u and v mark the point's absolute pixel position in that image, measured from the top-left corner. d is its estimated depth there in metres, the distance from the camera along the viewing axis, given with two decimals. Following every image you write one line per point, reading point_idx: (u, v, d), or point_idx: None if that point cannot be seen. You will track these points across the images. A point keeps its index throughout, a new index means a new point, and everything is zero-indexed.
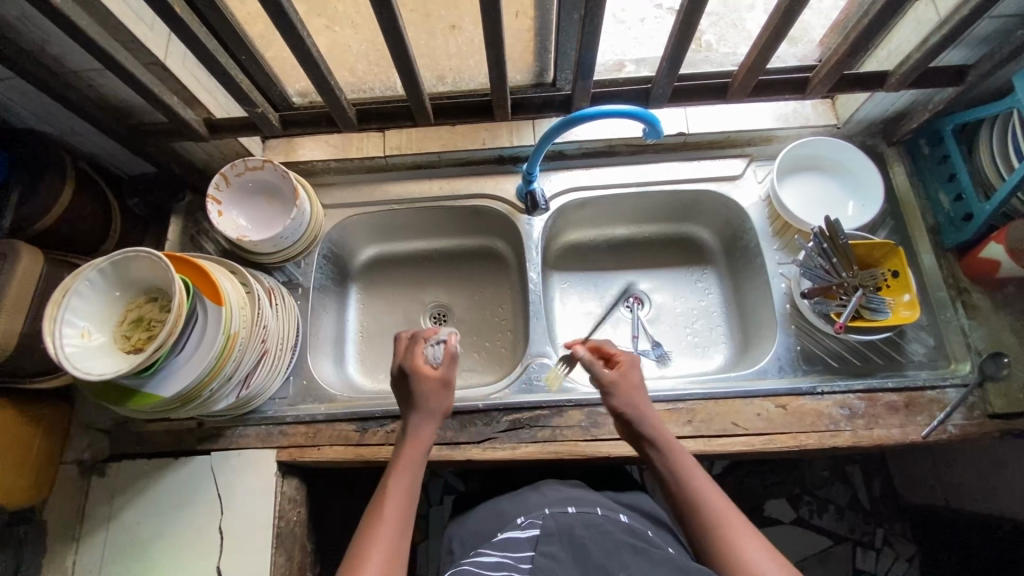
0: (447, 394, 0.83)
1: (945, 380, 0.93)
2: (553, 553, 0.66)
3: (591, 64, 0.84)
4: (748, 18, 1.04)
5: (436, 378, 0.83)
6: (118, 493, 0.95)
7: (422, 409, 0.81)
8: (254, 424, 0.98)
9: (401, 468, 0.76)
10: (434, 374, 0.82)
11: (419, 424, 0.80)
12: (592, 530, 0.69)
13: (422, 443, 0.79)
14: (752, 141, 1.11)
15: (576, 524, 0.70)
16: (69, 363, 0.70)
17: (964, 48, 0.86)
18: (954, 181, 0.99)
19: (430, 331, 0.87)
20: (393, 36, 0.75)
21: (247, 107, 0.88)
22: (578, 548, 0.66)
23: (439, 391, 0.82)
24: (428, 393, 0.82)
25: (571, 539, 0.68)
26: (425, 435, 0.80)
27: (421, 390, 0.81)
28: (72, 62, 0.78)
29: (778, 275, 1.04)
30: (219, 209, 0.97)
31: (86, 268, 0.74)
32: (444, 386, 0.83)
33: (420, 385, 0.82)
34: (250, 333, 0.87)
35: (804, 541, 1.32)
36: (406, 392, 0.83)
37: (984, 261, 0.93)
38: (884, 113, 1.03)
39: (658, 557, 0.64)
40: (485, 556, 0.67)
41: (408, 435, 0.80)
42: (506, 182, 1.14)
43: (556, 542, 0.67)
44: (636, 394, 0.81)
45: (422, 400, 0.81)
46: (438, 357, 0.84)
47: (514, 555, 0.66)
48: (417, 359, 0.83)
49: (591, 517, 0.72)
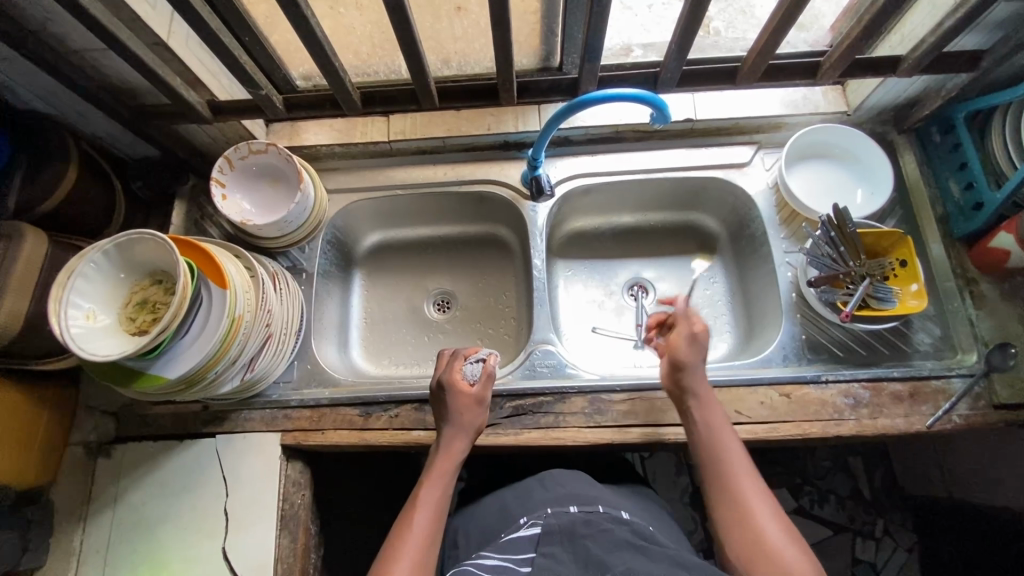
0: (480, 411, 0.88)
1: (951, 371, 0.93)
2: (553, 552, 0.66)
3: (599, 46, 0.82)
4: (755, 7, 1.05)
5: (470, 395, 0.88)
6: (124, 474, 0.96)
7: (456, 423, 0.87)
8: (258, 407, 0.98)
9: (433, 478, 0.82)
10: (469, 391, 0.89)
11: (451, 439, 0.86)
12: (592, 529, 0.69)
13: (454, 457, 0.84)
14: (761, 128, 1.10)
15: (578, 525, 0.70)
16: (75, 346, 0.70)
17: (979, 33, 0.84)
18: (965, 170, 0.98)
19: (472, 350, 0.94)
20: (398, 17, 0.74)
21: (251, 88, 0.87)
22: (578, 547, 0.66)
23: (473, 408, 0.88)
24: (464, 409, 0.87)
25: (570, 537, 0.68)
26: (455, 449, 0.85)
27: (456, 403, 0.87)
28: (75, 43, 0.77)
29: (785, 264, 1.03)
30: (223, 192, 0.96)
31: (90, 250, 0.74)
32: (478, 403, 0.88)
33: (456, 401, 0.87)
34: (255, 317, 0.87)
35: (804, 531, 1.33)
36: (441, 402, 0.89)
37: (993, 251, 0.92)
38: (896, 100, 1.01)
39: (657, 554, 0.65)
40: (485, 561, 0.68)
41: (442, 448, 0.85)
42: (511, 168, 1.13)
43: (556, 542, 0.68)
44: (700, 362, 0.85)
45: (459, 416, 0.87)
46: (475, 375, 0.91)
47: (514, 557, 0.67)
48: (455, 373, 0.90)
49: (592, 518, 0.72)
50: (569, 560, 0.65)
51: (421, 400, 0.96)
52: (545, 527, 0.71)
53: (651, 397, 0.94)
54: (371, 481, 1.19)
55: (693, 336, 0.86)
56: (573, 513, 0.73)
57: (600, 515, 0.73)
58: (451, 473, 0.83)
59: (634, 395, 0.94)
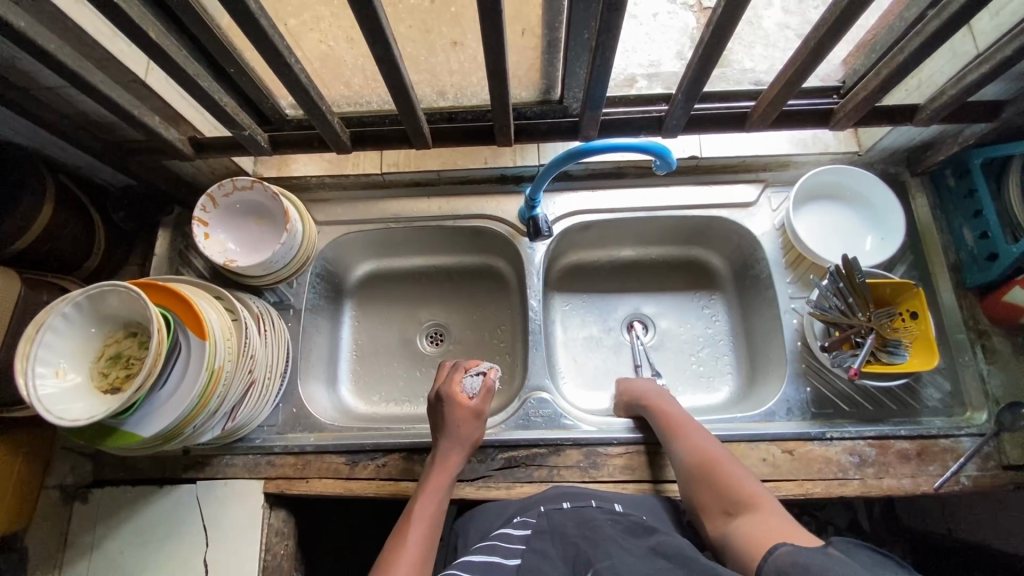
0: (478, 425, 0.87)
1: (961, 430, 0.90)
2: (541, 548, 0.66)
3: (601, 95, 0.78)
4: (765, 16, 0.95)
5: (469, 408, 0.87)
6: (101, 520, 0.93)
7: (452, 435, 0.85)
8: (241, 452, 0.95)
9: (431, 489, 0.80)
10: (468, 404, 0.87)
11: (449, 451, 0.85)
12: (582, 528, 0.68)
13: (450, 470, 0.83)
14: (768, 165, 1.06)
15: (568, 523, 0.69)
16: (41, 408, 0.67)
17: (1001, 82, 0.81)
18: (979, 219, 0.93)
19: (472, 363, 0.92)
20: (388, 65, 0.70)
21: (234, 129, 0.82)
22: (567, 543, 0.66)
23: (470, 422, 0.86)
24: (462, 423, 0.86)
25: (560, 536, 0.67)
26: (452, 462, 0.84)
27: (453, 416, 0.86)
28: (46, 80, 0.73)
29: (790, 311, 1.00)
30: (206, 230, 0.93)
31: (60, 303, 0.70)
32: (476, 417, 0.87)
33: (453, 413, 0.86)
34: (237, 365, 0.83)
35: None
36: (438, 415, 0.87)
37: (1008, 306, 0.89)
38: (910, 142, 0.97)
39: (641, 543, 0.63)
40: (472, 557, 0.66)
41: (438, 459, 0.84)
42: (508, 203, 1.09)
43: (546, 538, 0.67)
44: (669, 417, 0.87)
45: (456, 429, 0.85)
46: (475, 389, 0.89)
47: (503, 550, 0.66)
48: (454, 386, 0.88)
49: (583, 515, 0.70)
50: (556, 556, 0.64)
51: (408, 450, 0.93)
52: (536, 527, 0.70)
53: (650, 450, 0.91)
54: (356, 516, 1.15)
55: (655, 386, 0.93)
56: (566, 511, 0.73)
57: (590, 511, 0.72)
58: (446, 486, 0.82)
59: (631, 449, 0.91)
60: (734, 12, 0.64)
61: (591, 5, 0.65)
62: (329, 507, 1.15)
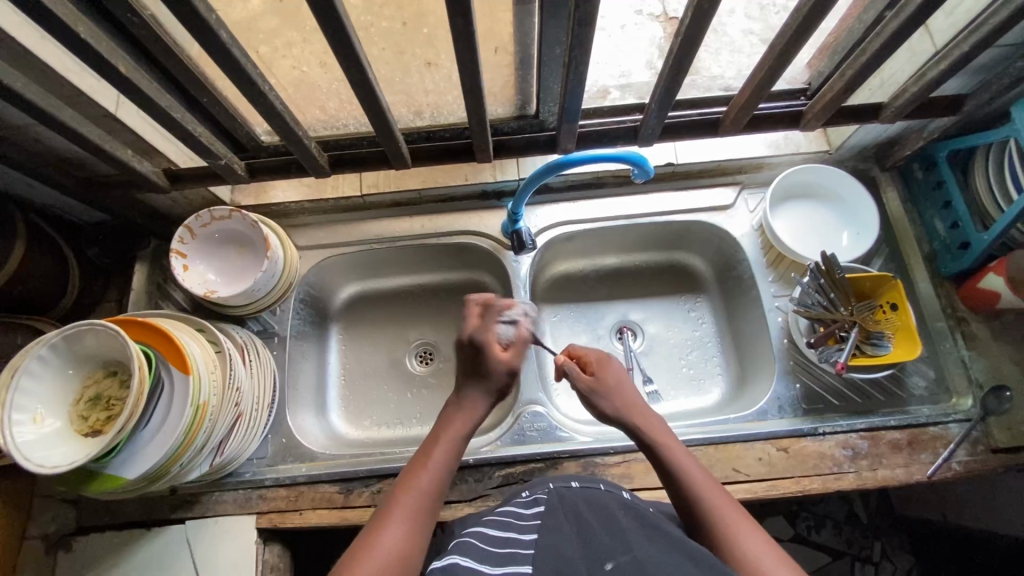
0: (510, 375, 0.79)
1: (948, 416, 0.91)
2: (556, 525, 0.62)
3: (577, 109, 0.79)
4: (728, 24, 1.01)
5: (505, 357, 0.78)
6: (87, 569, 0.89)
7: (483, 384, 0.77)
8: (231, 488, 0.93)
9: (448, 437, 0.73)
10: (504, 354, 0.78)
11: (475, 400, 0.77)
12: (596, 512, 0.64)
13: (475, 418, 0.76)
14: (743, 168, 1.08)
15: (580, 502, 0.66)
16: (19, 456, 0.64)
17: (960, 78, 0.84)
18: (949, 209, 0.97)
19: (506, 306, 0.82)
20: (364, 89, 0.71)
21: (209, 159, 0.82)
22: (580, 520, 0.62)
23: (505, 374, 0.78)
24: (494, 371, 0.77)
25: (574, 513, 0.64)
26: (475, 412, 0.76)
27: (490, 363, 0.77)
28: (13, 119, 0.72)
29: (775, 309, 1.01)
30: (184, 263, 0.91)
31: (35, 345, 0.68)
32: (509, 366, 0.79)
33: (490, 361, 0.77)
34: (221, 400, 0.80)
35: (803, 561, 1.17)
36: (473, 360, 0.78)
37: (984, 291, 0.91)
38: (877, 139, 1.00)
39: (660, 539, 0.59)
40: (488, 531, 0.65)
41: (463, 408, 0.76)
42: (491, 218, 1.09)
43: (559, 516, 0.64)
44: (620, 392, 0.80)
45: (487, 378, 0.77)
46: (510, 338, 0.81)
47: (516, 527, 0.64)
48: (490, 334, 0.78)
49: (595, 497, 0.67)
50: (571, 533, 0.61)
51: (404, 474, 0.91)
52: (549, 504, 0.67)
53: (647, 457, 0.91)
54: (355, 546, 1.13)
55: (602, 357, 0.84)
56: (575, 491, 0.69)
57: (602, 493, 0.68)
58: (465, 431, 0.75)
59: (628, 457, 0.91)
60: (701, 21, 0.65)
61: (561, 20, 0.65)
62: (328, 537, 1.13)
